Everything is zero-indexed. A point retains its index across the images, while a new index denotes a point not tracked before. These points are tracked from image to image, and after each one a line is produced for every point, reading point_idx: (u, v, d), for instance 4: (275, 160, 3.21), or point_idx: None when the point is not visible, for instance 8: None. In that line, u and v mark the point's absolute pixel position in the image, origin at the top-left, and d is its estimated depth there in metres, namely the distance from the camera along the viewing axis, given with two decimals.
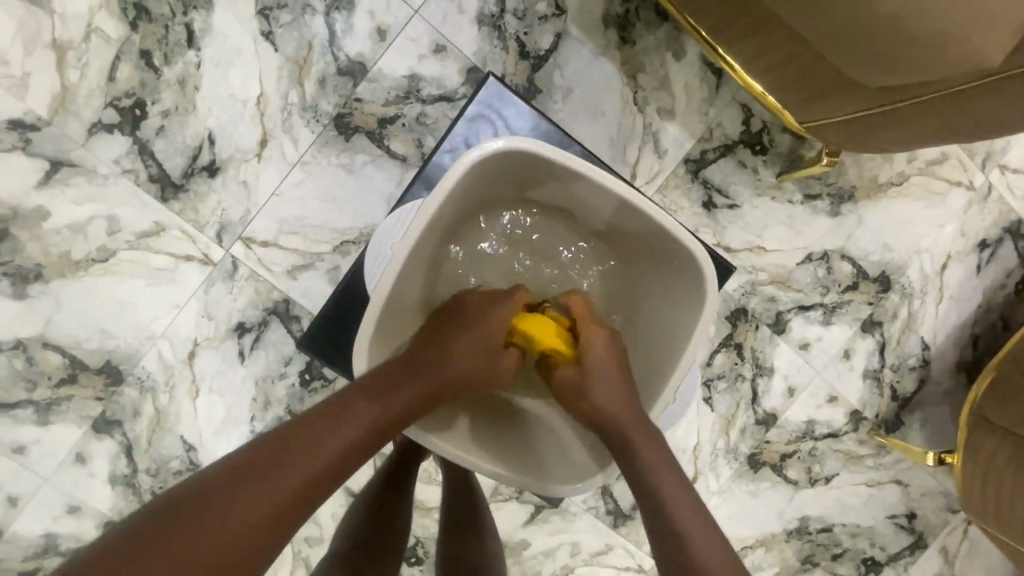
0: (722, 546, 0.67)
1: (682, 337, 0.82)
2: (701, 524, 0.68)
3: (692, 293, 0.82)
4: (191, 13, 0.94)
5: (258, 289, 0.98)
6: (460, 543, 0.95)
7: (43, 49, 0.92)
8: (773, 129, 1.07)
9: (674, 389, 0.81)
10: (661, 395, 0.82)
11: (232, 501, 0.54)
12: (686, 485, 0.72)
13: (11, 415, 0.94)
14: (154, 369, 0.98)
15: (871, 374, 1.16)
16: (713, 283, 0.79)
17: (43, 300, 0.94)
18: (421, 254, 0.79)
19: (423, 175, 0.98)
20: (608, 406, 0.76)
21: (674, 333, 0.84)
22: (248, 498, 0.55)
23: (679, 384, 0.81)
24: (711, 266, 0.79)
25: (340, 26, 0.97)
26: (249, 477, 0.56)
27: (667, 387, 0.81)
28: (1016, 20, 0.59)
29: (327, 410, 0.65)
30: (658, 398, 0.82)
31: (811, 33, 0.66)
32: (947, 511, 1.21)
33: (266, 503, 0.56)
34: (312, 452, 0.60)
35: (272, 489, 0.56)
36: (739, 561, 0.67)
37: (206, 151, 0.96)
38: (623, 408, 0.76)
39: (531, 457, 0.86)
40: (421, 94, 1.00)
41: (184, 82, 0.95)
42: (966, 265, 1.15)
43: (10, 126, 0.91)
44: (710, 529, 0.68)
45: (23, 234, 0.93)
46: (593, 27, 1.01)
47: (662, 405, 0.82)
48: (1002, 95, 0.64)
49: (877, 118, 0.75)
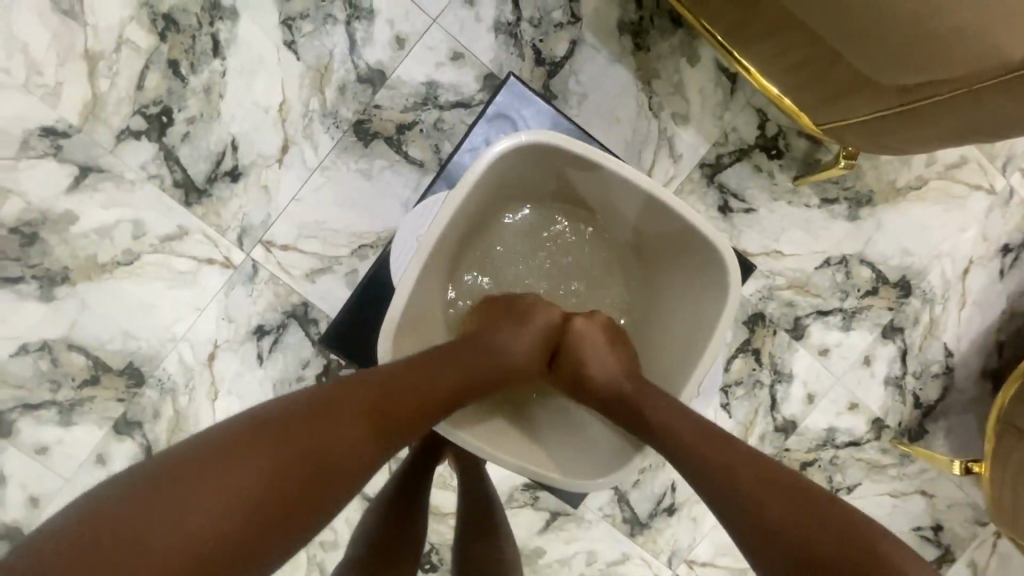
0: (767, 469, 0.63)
1: (703, 329, 0.82)
2: (767, 488, 0.61)
3: (717, 285, 0.81)
4: (218, 24, 0.97)
5: (277, 291, 1.00)
6: (477, 544, 0.94)
7: (76, 59, 0.95)
8: (789, 133, 1.07)
9: (698, 381, 0.80)
10: (686, 389, 0.81)
11: (274, 448, 0.53)
12: (708, 428, 0.69)
13: (36, 415, 0.97)
14: (175, 371, 0.99)
15: (893, 381, 1.14)
16: (736, 276, 0.79)
17: (69, 302, 0.97)
18: (442, 253, 0.80)
19: (445, 174, 1.00)
20: (614, 379, 0.78)
21: (694, 326, 0.84)
22: (294, 439, 0.54)
23: (703, 378, 0.80)
24: (733, 255, 0.79)
25: (360, 36, 0.99)
26: (294, 425, 0.55)
27: (690, 381, 0.80)
28: None
29: (383, 372, 0.64)
30: (682, 393, 0.81)
31: (827, 31, 0.66)
32: (975, 524, 1.18)
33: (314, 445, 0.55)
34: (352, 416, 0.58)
35: (336, 441, 0.56)
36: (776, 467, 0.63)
37: (230, 157, 0.98)
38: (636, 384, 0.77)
39: (576, 453, 0.86)
40: (439, 101, 1.01)
41: (210, 90, 0.97)
42: (989, 270, 1.13)
43: (42, 133, 0.94)
44: (736, 454, 0.65)
45: (51, 237, 0.96)
46: (607, 34, 1.03)
47: (686, 399, 0.81)
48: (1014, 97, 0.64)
49: (895, 118, 0.75)
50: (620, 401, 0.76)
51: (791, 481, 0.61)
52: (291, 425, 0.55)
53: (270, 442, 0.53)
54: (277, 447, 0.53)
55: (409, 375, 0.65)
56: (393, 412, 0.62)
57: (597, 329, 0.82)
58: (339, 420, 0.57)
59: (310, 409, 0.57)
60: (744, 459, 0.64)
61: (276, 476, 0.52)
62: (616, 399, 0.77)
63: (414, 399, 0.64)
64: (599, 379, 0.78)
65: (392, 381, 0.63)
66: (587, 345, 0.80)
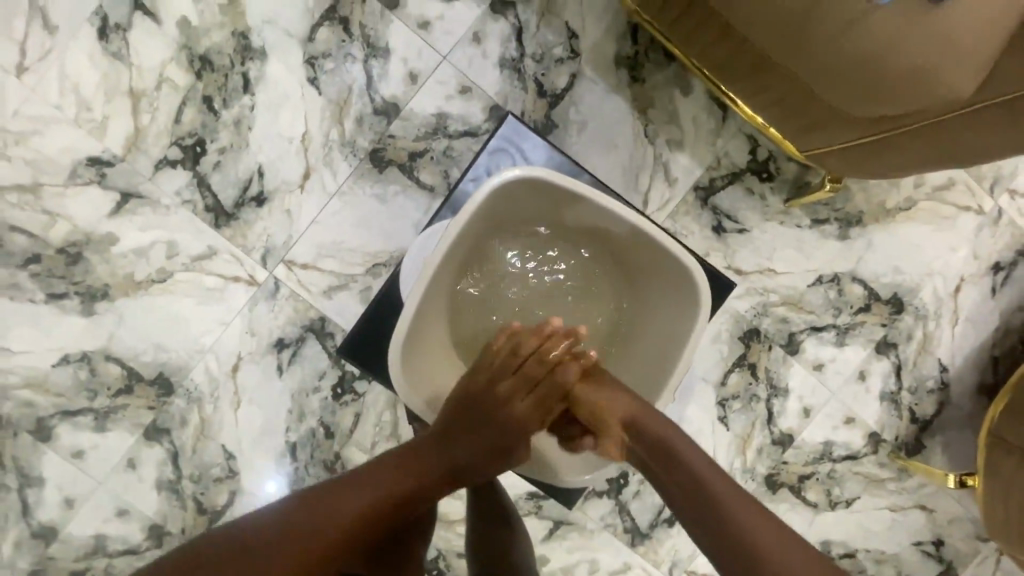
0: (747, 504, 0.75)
1: (680, 344, 0.89)
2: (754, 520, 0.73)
3: (691, 305, 0.89)
4: (248, 63, 1.06)
5: (297, 307, 1.07)
6: (490, 532, 0.99)
7: (121, 96, 1.05)
8: (780, 158, 1.13)
9: (675, 386, 0.87)
10: (662, 393, 0.88)
11: (326, 507, 0.74)
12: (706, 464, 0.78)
13: (74, 422, 1.05)
14: (201, 382, 1.07)
15: (888, 397, 1.17)
16: (707, 297, 0.87)
17: (108, 316, 1.05)
18: (446, 272, 0.88)
19: (451, 202, 1.08)
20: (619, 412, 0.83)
21: (672, 340, 0.90)
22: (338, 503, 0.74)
23: (678, 383, 0.88)
24: (706, 279, 0.86)
25: (377, 72, 1.08)
26: (340, 492, 0.75)
27: (668, 386, 0.88)
28: (979, 59, 0.65)
29: (407, 448, 0.82)
30: (662, 396, 0.88)
31: (800, 74, 0.72)
32: (976, 540, 1.19)
33: (353, 508, 0.75)
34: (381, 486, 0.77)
35: (346, 510, 0.74)
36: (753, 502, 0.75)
37: (256, 184, 1.07)
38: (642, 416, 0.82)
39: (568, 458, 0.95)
40: (448, 130, 1.09)
41: (239, 123, 1.06)
42: (980, 288, 1.16)
43: (88, 163, 1.04)
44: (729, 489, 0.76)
45: (94, 257, 1.04)
46: (605, 67, 1.10)
47: (664, 402, 0.88)
48: (969, 127, 0.71)
49: (867, 147, 0.81)
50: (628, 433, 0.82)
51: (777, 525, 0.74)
52: (337, 491, 0.76)
53: (324, 505, 0.74)
54: (300, 520, 0.72)
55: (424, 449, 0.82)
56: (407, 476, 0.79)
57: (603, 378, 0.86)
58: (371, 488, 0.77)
59: (356, 482, 0.77)
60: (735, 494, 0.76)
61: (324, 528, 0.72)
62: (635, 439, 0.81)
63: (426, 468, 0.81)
64: (607, 416, 0.83)
65: (406, 456, 0.81)
66: (590, 397, 0.85)
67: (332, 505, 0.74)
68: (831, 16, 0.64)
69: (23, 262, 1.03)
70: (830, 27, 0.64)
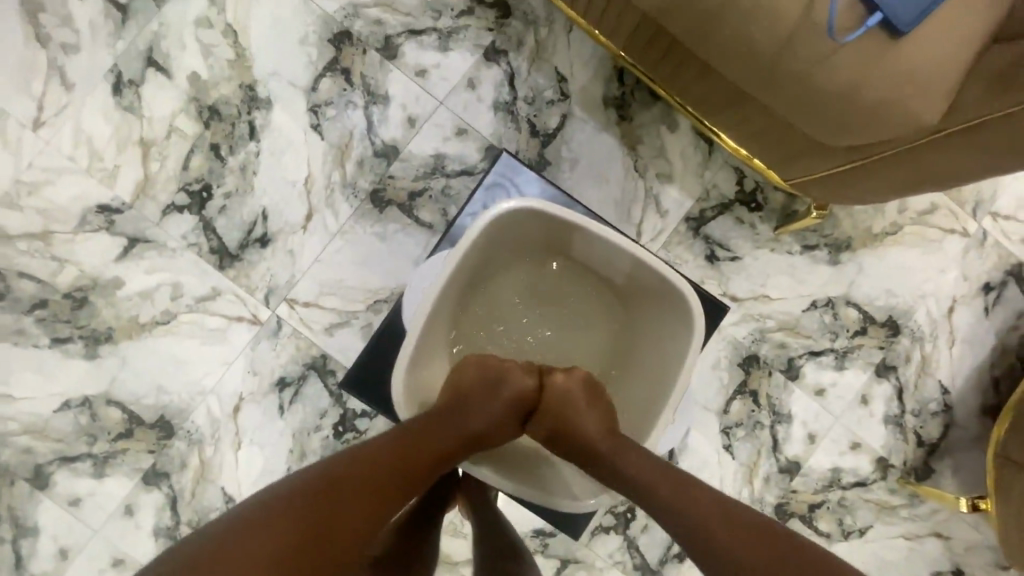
0: (726, 512, 0.68)
1: (677, 366, 0.88)
2: (731, 528, 0.66)
3: (683, 330, 0.89)
4: (254, 112, 1.12)
5: (299, 345, 1.08)
6: (494, 562, 0.93)
7: (132, 146, 1.10)
8: (767, 188, 1.16)
9: (674, 407, 0.85)
10: (663, 415, 0.86)
11: (323, 479, 0.64)
12: (682, 482, 0.74)
13: (72, 467, 1.04)
14: (202, 424, 1.06)
15: (892, 420, 1.16)
16: (701, 322, 0.86)
17: (111, 359, 1.06)
18: (447, 299, 0.89)
19: (449, 235, 1.11)
20: (591, 438, 0.81)
21: (668, 363, 0.91)
22: (334, 475, 0.65)
23: (677, 404, 0.85)
24: (700, 303, 0.86)
25: (377, 117, 1.13)
26: (334, 467, 0.66)
27: (667, 408, 0.85)
28: (945, 88, 0.69)
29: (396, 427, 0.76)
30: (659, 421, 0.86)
31: (777, 107, 0.77)
32: (996, 568, 1.16)
33: (352, 475, 0.66)
34: (375, 453, 0.70)
35: (345, 477, 0.65)
36: (735, 506, 0.69)
37: (260, 226, 1.10)
38: (614, 442, 0.80)
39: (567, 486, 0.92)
40: (446, 170, 1.14)
41: (245, 167, 1.11)
42: (973, 308, 1.18)
43: (98, 210, 1.08)
44: (705, 501, 0.70)
45: (100, 301, 1.06)
46: (594, 107, 1.15)
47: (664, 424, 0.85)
48: (941, 151, 0.74)
49: (846, 173, 0.85)
50: (598, 461, 0.80)
51: (771, 529, 0.65)
52: (330, 468, 0.66)
53: (317, 477, 0.64)
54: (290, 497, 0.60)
55: (421, 428, 0.76)
56: (405, 445, 0.73)
57: (579, 390, 0.85)
58: (367, 458, 0.69)
59: (347, 458, 0.68)
60: (713, 504, 0.69)
61: (325, 498, 0.62)
62: (609, 472, 0.78)
63: (420, 436, 0.75)
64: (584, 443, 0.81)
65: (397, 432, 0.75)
66: (581, 422, 0.82)
67: (326, 477, 0.64)
68: (801, 55, 0.68)
69: (29, 307, 1.05)
70: (801, 64, 0.69)
